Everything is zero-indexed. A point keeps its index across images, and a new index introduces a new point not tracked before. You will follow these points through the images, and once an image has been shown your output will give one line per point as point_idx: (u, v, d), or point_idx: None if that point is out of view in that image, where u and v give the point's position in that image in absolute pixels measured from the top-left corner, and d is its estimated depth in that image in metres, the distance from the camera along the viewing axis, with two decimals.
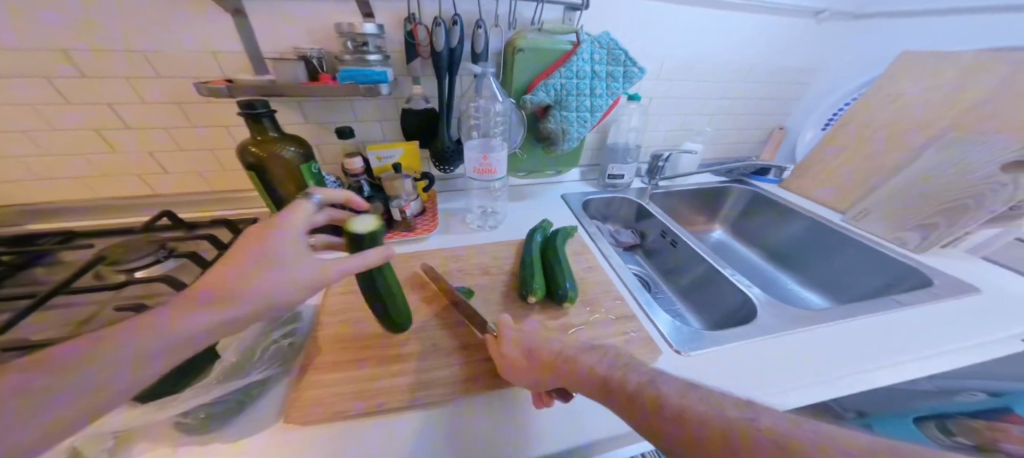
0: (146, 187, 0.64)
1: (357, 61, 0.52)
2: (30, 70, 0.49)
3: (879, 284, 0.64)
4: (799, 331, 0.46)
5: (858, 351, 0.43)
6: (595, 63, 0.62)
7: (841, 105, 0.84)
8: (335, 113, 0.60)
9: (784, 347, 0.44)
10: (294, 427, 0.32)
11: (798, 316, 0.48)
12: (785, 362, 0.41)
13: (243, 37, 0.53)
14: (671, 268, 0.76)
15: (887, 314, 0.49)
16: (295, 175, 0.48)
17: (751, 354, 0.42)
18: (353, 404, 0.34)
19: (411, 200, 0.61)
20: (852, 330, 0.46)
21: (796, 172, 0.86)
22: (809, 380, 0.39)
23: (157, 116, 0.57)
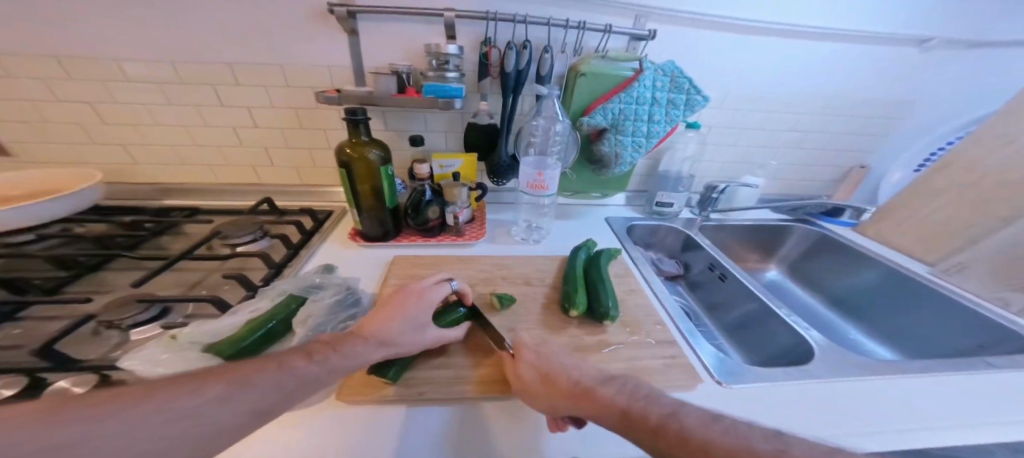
0: (254, 177, 0.77)
1: (438, 78, 0.59)
2: (207, 82, 0.64)
3: (968, 346, 0.55)
4: (858, 377, 0.41)
5: (924, 407, 0.38)
6: (656, 90, 0.63)
7: (942, 147, 0.74)
8: (412, 122, 0.68)
9: (835, 389, 0.40)
10: (344, 401, 0.36)
11: (866, 364, 0.43)
12: (829, 401, 0.38)
13: (353, 59, 0.64)
14: (717, 303, 0.72)
15: (970, 372, 0.43)
16: (374, 174, 0.55)
17: (793, 392, 0.39)
18: (396, 387, 0.37)
19: (464, 207, 0.66)
20: (923, 384, 0.41)
21: (877, 215, 0.77)
22: (859, 429, 0.35)
23: (274, 120, 0.69)
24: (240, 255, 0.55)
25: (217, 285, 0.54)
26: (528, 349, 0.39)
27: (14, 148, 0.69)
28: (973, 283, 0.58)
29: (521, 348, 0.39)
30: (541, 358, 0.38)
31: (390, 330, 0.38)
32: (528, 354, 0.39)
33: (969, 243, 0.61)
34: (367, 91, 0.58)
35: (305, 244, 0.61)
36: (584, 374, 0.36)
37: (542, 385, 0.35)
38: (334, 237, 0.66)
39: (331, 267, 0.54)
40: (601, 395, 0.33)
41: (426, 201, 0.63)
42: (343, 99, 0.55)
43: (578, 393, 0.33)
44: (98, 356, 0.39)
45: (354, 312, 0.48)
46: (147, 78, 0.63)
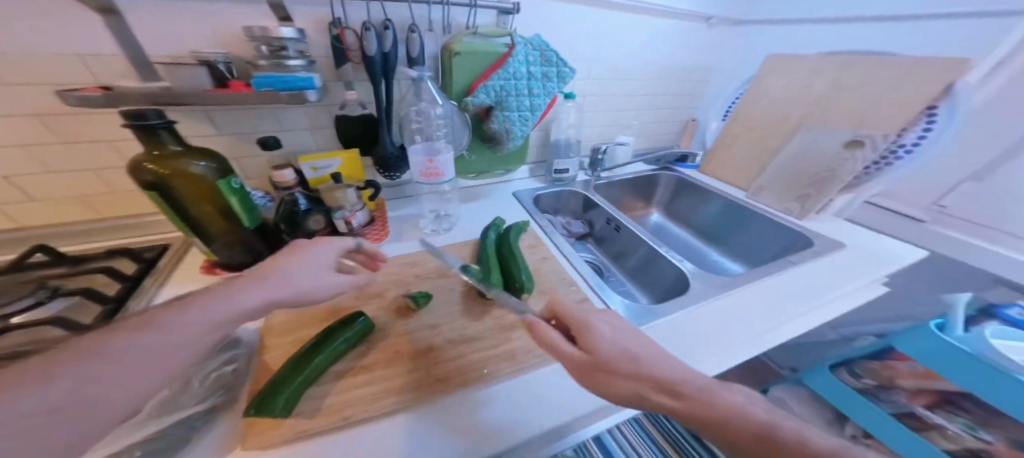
0: (12, 220, 0.53)
1: (274, 67, 0.46)
2: None
3: (779, 249, 0.76)
4: (722, 297, 0.56)
5: (762, 308, 0.53)
6: (530, 64, 0.66)
7: (733, 101, 0.95)
8: (255, 122, 0.55)
9: (712, 313, 0.53)
10: (255, 449, 0.32)
11: (723, 284, 0.59)
12: (711, 325, 0.50)
13: (119, 41, 0.47)
14: (618, 252, 0.84)
15: (785, 271, 0.61)
16: (209, 191, 0.42)
17: (688, 323, 0.51)
18: (316, 420, 0.34)
19: (357, 210, 0.58)
20: (757, 292, 0.57)
21: (706, 159, 0.98)
22: (731, 342, 0.47)
23: (21, 135, 0.47)
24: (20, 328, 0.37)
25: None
26: (604, 335, 0.34)
27: None
28: (769, 197, 0.80)
29: (596, 337, 0.34)
30: (624, 346, 0.33)
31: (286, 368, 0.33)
32: (604, 342, 0.33)
33: (761, 169, 0.84)
34: (161, 87, 0.43)
35: (131, 293, 0.45)
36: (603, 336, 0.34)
37: (629, 381, 0.30)
38: (178, 276, 0.51)
39: None
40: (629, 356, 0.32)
41: (302, 211, 0.52)
42: (119, 99, 0.39)
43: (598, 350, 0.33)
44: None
45: (235, 355, 0.40)
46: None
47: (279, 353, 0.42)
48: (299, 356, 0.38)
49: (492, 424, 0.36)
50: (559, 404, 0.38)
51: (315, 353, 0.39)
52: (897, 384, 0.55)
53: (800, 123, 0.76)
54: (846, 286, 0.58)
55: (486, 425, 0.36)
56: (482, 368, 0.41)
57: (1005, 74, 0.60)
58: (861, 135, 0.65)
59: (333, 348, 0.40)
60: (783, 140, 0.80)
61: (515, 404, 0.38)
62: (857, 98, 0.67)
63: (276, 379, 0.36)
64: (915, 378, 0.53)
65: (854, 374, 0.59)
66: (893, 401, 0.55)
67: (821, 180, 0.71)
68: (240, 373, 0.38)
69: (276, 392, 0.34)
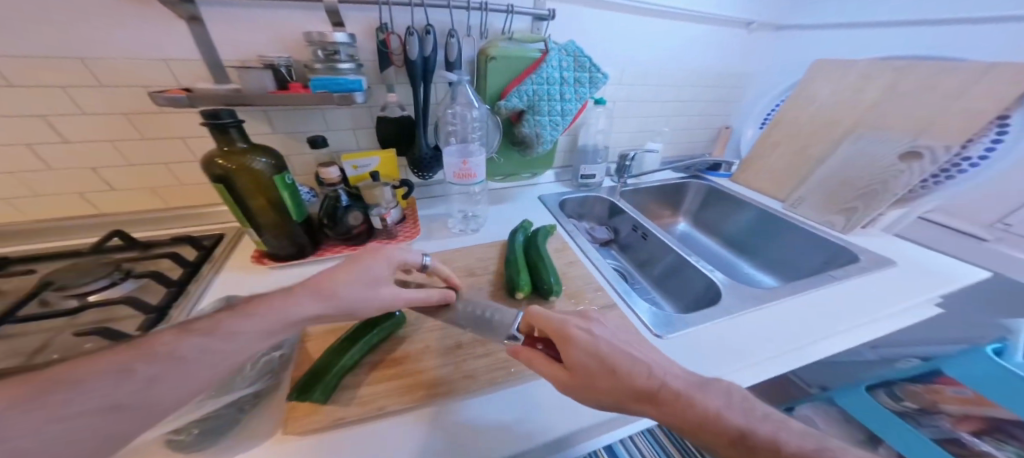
0: (89, 205, 0.58)
1: (328, 70, 0.49)
2: None
3: (819, 264, 0.72)
4: (758, 310, 0.54)
5: (804, 322, 0.51)
6: (563, 69, 0.66)
7: (773, 107, 0.94)
8: (305, 121, 0.58)
9: (745, 324, 0.51)
10: (298, 431, 0.33)
11: (758, 296, 0.57)
12: (745, 338, 0.49)
13: (200, 47, 0.51)
14: (643, 260, 0.82)
15: (829, 286, 0.59)
16: (266, 186, 0.45)
17: (721, 334, 0.49)
18: (354, 408, 0.36)
19: (392, 207, 0.60)
20: (798, 307, 0.55)
21: (741, 167, 0.95)
22: (769, 356, 0.46)
23: (101, 130, 0.52)
24: (98, 305, 0.41)
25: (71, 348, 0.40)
26: (584, 348, 0.33)
27: None
28: (809, 210, 0.77)
29: (576, 351, 0.33)
30: (604, 359, 0.32)
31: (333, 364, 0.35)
32: (586, 356, 0.32)
33: (800, 180, 0.80)
34: (231, 88, 0.46)
35: (192, 278, 0.49)
36: (590, 344, 0.33)
37: (613, 396, 0.30)
38: (232, 265, 0.54)
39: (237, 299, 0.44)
40: (619, 366, 0.31)
41: (342, 208, 0.55)
42: (197, 99, 0.43)
43: (584, 363, 0.32)
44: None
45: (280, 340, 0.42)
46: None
47: (319, 342, 0.44)
48: (338, 346, 0.40)
49: (521, 425, 0.36)
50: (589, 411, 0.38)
51: (352, 344, 0.40)
52: (940, 408, 0.42)
53: (854, 127, 0.72)
54: (895, 304, 0.55)
55: (514, 426, 0.36)
56: (510, 368, 0.41)
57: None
58: (916, 146, 0.62)
59: (369, 340, 0.41)
60: (827, 147, 0.76)
61: (543, 407, 0.38)
62: (915, 107, 0.63)
63: (317, 366, 0.38)
64: (963, 403, 0.41)
65: (895, 396, 0.45)
66: (936, 425, 0.41)
67: (868, 194, 0.68)
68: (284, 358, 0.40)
69: (318, 379, 0.36)
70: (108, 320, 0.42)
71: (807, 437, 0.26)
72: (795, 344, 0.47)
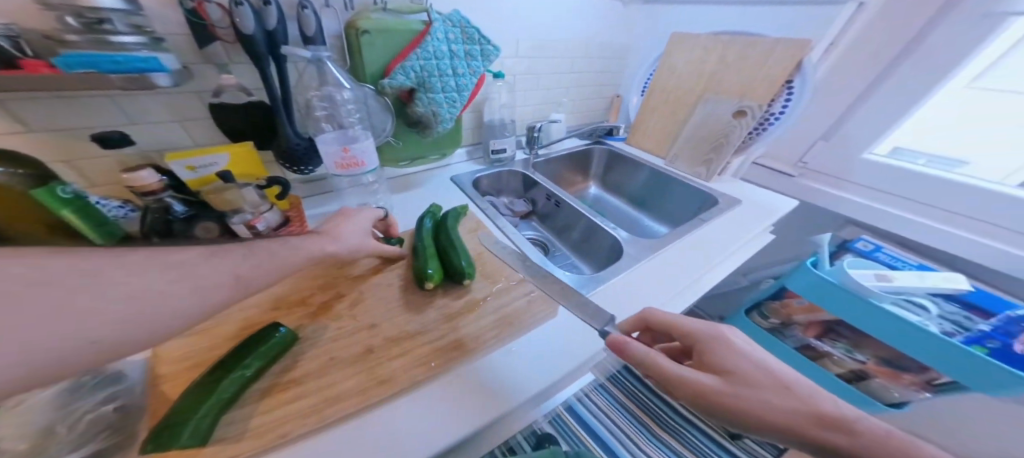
0: None
1: (94, 45, 0.35)
2: None
3: (695, 209, 0.86)
4: (653, 256, 0.62)
5: (684, 261, 0.61)
6: (451, 43, 0.62)
7: (648, 74, 1.01)
8: (89, 114, 0.43)
9: (644, 270, 0.58)
10: None
11: (651, 245, 0.64)
12: (643, 283, 0.55)
13: None
14: (560, 228, 0.87)
15: (700, 228, 0.70)
16: (27, 206, 0.33)
17: (626, 285, 0.55)
18: (245, 444, 0.31)
19: (262, 212, 0.50)
20: (678, 248, 0.64)
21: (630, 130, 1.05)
22: (665, 297, 0.53)
23: None
24: None
25: None
26: (745, 356, 0.34)
27: None
28: (682, 164, 0.89)
29: (740, 359, 0.34)
30: (767, 367, 0.33)
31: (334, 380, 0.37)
32: (751, 365, 0.33)
33: (673, 138, 0.92)
34: None
35: None
36: (740, 358, 0.34)
37: (785, 405, 0.31)
38: None
39: None
40: (771, 378, 0.32)
41: (179, 219, 0.45)
42: None
43: (737, 378, 0.32)
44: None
45: (115, 391, 0.33)
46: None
47: (178, 381, 0.35)
48: (206, 380, 0.33)
49: (449, 416, 0.36)
50: (507, 379, 0.40)
51: (231, 373, 0.34)
52: (793, 320, 0.72)
53: (702, 95, 0.84)
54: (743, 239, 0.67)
55: (439, 421, 0.35)
56: (429, 362, 0.40)
57: (831, 57, 0.76)
58: (744, 106, 0.76)
59: (251, 365, 0.35)
60: (688, 109, 0.88)
61: (471, 391, 0.38)
62: (741, 72, 0.76)
63: (180, 406, 0.31)
64: (805, 313, 0.69)
65: None
66: None
67: (718, 144, 0.81)
68: (125, 412, 0.32)
69: (185, 419, 0.30)
70: None
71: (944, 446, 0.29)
72: (681, 282, 0.56)
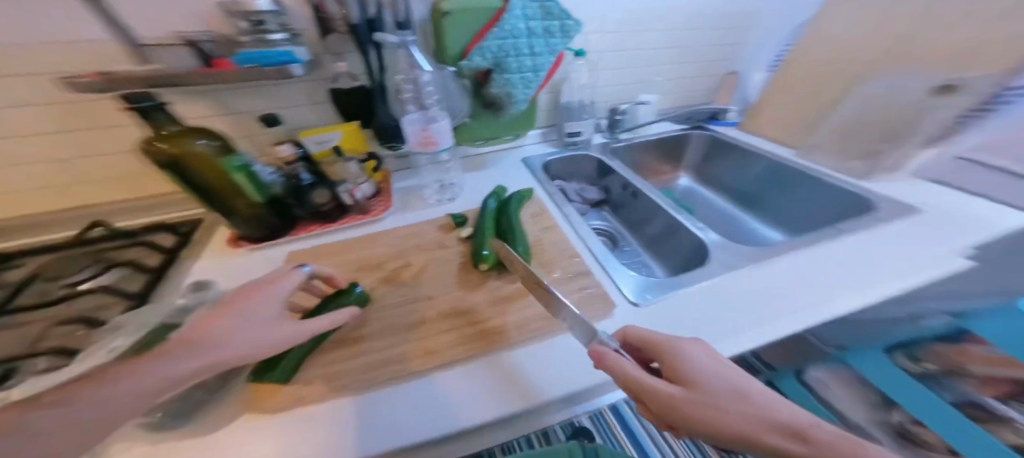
0: (84, 198, 0.63)
1: (257, 43, 0.47)
2: None
3: (833, 216, 0.65)
4: (750, 268, 0.50)
5: (800, 279, 0.46)
6: (529, 19, 0.59)
7: (783, 49, 0.87)
8: (254, 98, 0.57)
9: (734, 284, 0.47)
10: (261, 413, 0.33)
11: (750, 255, 0.52)
12: (732, 300, 0.45)
13: (115, 27, 0.49)
14: (635, 221, 0.78)
15: (831, 242, 0.52)
16: (217, 169, 0.46)
17: (708, 299, 0.45)
18: (316, 387, 0.35)
19: (360, 182, 0.61)
20: (793, 262, 0.50)
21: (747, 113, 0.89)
22: (767, 318, 0.41)
23: (59, 124, 0.55)
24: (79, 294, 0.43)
25: (63, 334, 0.42)
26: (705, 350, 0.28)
27: None
28: (823, 157, 0.70)
29: (694, 349, 0.28)
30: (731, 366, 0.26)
31: (389, 346, 0.40)
32: (706, 357, 0.27)
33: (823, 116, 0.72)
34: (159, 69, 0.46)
35: (170, 265, 0.52)
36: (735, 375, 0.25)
37: (736, 400, 0.23)
38: (210, 249, 0.57)
39: (206, 282, 0.46)
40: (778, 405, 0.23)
41: (306, 186, 0.56)
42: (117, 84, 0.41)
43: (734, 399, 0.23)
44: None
45: None
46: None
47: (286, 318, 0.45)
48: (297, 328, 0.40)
49: (480, 400, 0.35)
50: (544, 379, 0.37)
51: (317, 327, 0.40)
52: None
53: (872, 71, 0.66)
54: (909, 260, 0.47)
55: (474, 403, 0.35)
56: (473, 345, 0.40)
57: None
58: (956, 79, 0.54)
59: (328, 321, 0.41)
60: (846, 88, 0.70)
61: (513, 382, 0.37)
62: (942, 37, 0.57)
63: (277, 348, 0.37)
64: None
65: None
66: None
67: (894, 133, 0.62)
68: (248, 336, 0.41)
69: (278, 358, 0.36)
70: (99, 307, 0.46)
71: None
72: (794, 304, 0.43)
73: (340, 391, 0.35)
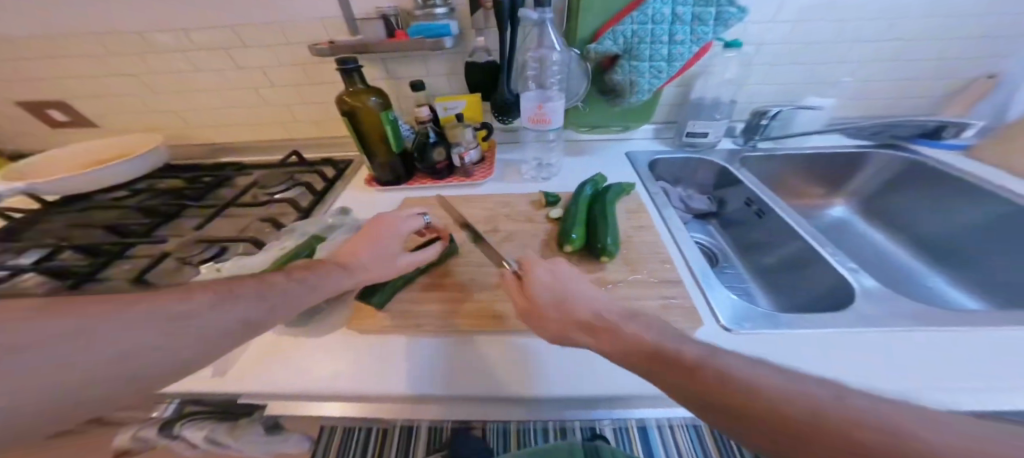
0: (285, 133, 0.87)
1: (426, 17, 0.58)
2: (223, 45, 0.72)
3: None
4: (915, 330, 0.38)
5: (997, 360, 0.35)
6: (677, 4, 0.54)
7: None
8: (409, 67, 0.68)
9: (878, 338, 0.37)
10: (359, 329, 0.41)
11: (913, 313, 0.40)
12: (869, 354, 0.36)
13: (341, 7, 0.65)
14: (751, 243, 0.68)
15: None
16: (375, 119, 0.57)
17: (833, 345, 0.37)
18: (399, 320, 0.41)
19: (470, 148, 0.67)
20: (1000, 344, 0.36)
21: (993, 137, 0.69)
22: (911, 383, 0.33)
23: (287, 78, 0.76)
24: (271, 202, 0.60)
25: (260, 228, 0.59)
26: (609, 303, 0.33)
27: (113, 119, 0.87)
28: None
29: (597, 303, 0.33)
30: (626, 315, 0.31)
31: (464, 300, 0.44)
32: (606, 308, 0.32)
33: None
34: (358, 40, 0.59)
35: (327, 192, 0.66)
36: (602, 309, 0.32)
37: (617, 345, 0.29)
38: (354, 183, 0.71)
39: (346, 210, 0.57)
40: (621, 331, 0.29)
41: (430, 143, 0.63)
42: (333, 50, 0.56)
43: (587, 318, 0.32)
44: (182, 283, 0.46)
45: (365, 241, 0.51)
46: (203, 64, 0.75)
47: None
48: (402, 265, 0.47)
49: (524, 374, 0.36)
50: (585, 378, 0.35)
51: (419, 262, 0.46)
52: None
53: None
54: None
55: (522, 376, 0.36)
56: None
57: None
58: None
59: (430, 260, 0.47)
60: None
61: (563, 365, 0.36)
62: None
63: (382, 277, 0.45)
64: None
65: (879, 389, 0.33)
66: None
67: None
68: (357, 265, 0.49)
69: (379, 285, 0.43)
70: (279, 213, 0.63)
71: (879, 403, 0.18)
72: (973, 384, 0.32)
73: (416, 331, 0.40)
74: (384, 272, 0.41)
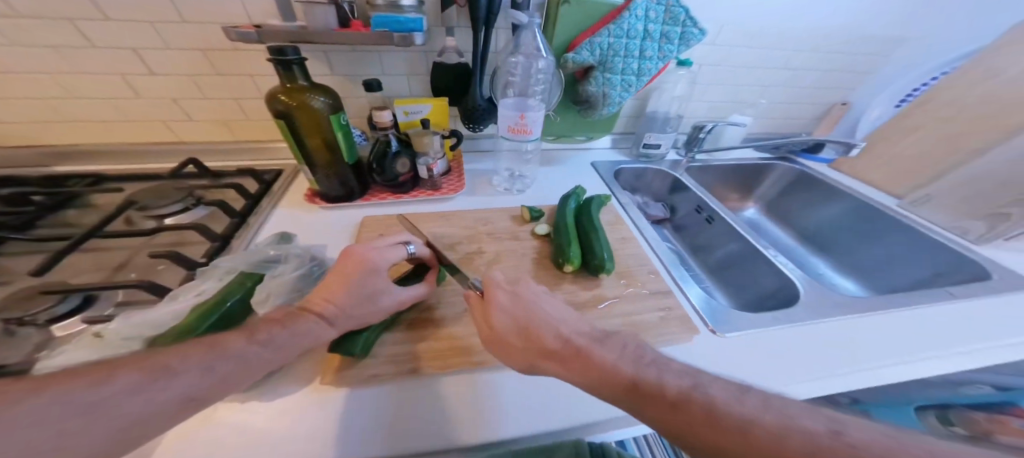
0: (174, 134, 0.66)
1: (390, 7, 0.48)
2: (58, 11, 0.50)
3: (926, 275, 0.65)
4: (848, 317, 0.45)
5: (901, 336, 0.44)
6: (650, 21, 0.56)
7: (923, 82, 0.81)
8: (363, 65, 0.57)
9: (822, 331, 0.43)
10: (329, 386, 0.31)
11: (844, 303, 0.48)
12: (815, 347, 0.41)
13: None
14: (699, 245, 0.76)
15: (937, 304, 0.49)
16: (321, 125, 0.46)
17: (791, 341, 0.42)
18: (387, 366, 0.33)
19: (439, 158, 0.58)
20: (895, 319, 0.46)
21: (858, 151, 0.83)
22: (848, 370, 0.39)
23: (177, 64, 0.57)
24: (167, 229, 0.43)
25: (149, 266, 0.42)
26: (617, 348, 0.29)
27: None
28: (933, 212, 0.68)
29: (605, 350, 0.29)
30: (642, 363, 0.27)
31: (462, 335, 0.37)
32: (618, 357, 0.28)
33: (938, 175, 0.69)
34: (299, 26, 0.47)
35: (252, 212, 0.51)
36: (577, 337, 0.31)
37: (639, 402, 0.25)
38: (288, 200, 0.56)
39: (288, 236, 0.44)
40: (602, 361, 0.28)
41: (391, 153, 0.53)
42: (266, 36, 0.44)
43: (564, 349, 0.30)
44: (20, 359, 0.30)
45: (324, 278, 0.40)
46: (22, 37, 0.52)
47: None
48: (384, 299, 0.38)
49: (495, 410, 0.31)
50: (583, 405, 0.33)
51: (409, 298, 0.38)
52: None
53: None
54: (1002, 339, 0.45)
55: (506, 414, 0.31)
56: None
57: None
58: None
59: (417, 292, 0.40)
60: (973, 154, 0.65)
61: (551, 395, 0.33)
62: None
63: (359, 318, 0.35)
64: None
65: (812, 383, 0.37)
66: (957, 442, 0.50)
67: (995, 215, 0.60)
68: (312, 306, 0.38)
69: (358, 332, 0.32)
70: (179, 243, 0.46)
71: (862, 437, 0.20)
72: (887, 361, 0.40)
73: (409, 378, 0.32)
74: (364, 314, 0.32)
